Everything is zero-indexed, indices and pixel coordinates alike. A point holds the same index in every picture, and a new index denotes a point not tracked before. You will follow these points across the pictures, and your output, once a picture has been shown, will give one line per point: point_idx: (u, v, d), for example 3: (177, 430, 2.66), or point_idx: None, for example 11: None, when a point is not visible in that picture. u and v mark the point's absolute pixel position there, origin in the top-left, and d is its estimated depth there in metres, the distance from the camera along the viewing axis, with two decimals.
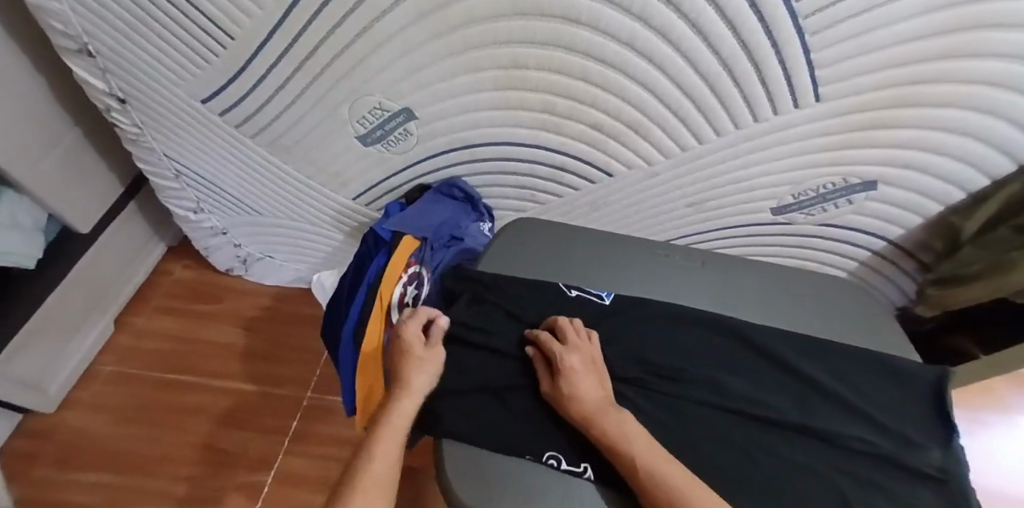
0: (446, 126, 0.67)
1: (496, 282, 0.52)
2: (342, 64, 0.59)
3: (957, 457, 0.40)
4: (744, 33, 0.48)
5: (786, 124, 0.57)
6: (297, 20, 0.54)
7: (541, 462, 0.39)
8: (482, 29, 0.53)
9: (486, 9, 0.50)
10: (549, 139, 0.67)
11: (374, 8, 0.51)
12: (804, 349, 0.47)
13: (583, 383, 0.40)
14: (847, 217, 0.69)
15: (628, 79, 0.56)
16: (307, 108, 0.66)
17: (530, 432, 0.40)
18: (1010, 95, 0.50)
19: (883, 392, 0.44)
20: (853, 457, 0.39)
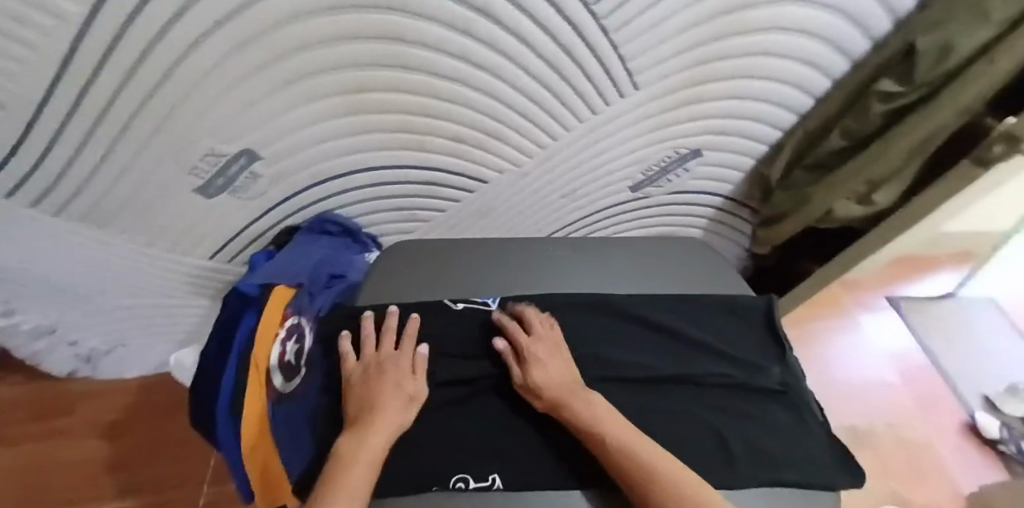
0: (299, 162, 0.61)
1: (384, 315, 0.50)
2: (144, 125, 0.47)
3: (786, 366, 0.51)
4: (559, 35, 0.53)
5: (617, 113, 0.65)
6: (64, 81, 0.40)
7: (450, 488, 0.39)
8: (314, 56, 0.48)
9: (304, 37, 0.45)
10: (414, 158, 0.66)
11: (167, 55, 0.41)
12: (671, 306, 0.53)
13: (551, 369, 0.43)
14: (689, 183, 0.79)
15: (471, 89, 0.57)
16: (111, 179, 0.52)
17: (434, 461, 0.40)
18: (775, 61, 0.62)
19: (731, 327, 0.52)
20: (718, 388, 0.47)
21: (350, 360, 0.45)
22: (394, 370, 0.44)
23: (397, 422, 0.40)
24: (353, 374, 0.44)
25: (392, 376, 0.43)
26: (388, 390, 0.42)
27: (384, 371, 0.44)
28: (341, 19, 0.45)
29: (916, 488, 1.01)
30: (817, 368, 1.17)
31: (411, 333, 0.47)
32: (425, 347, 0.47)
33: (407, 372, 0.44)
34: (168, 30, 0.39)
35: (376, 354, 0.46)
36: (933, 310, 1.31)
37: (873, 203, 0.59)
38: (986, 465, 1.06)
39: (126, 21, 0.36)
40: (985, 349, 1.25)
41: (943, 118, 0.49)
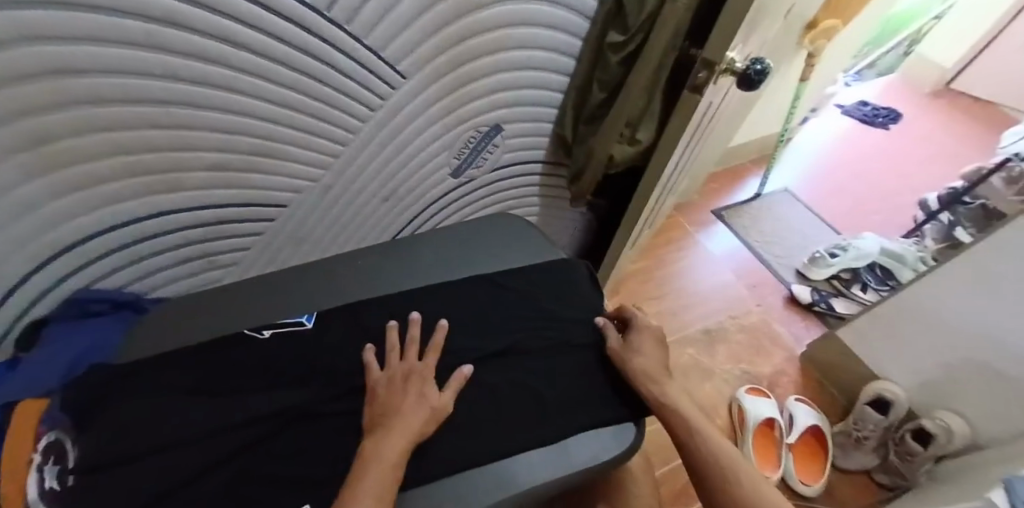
0: (12, 244, 0.44)
1: (180, 384, 0.46)
2: None
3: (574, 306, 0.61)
4: (288, 37, 0.48)
5: (399, 105, 0.62)
6: None
7: None
8: None
9: None
10: (175, 202, 0.55)
11: None
12: (462, 308, 0.58)
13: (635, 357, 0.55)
14: (506, 156, 0.80)
15: (211, 111, 0.49)
16: None
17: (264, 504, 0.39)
18: (522, 29, 0.64)
19: (523, 281, 0.62)
20: (526, 349, 0.54)
21: (374, 371, 0.48)
22: (419, 382, 0.47)
23: (419, 427, 0.43)
24: (383, 382, 0.47)
25: (417, 388, 0.46)
26: (410, 403, 0.45)
27: (408, 383, 0.47)
28: None
29: (762, 363, 1.20)
30: (674, 288, 1.31)
31: (437, 342, 0.51)
32: (466, 368, 0.49)
33: (428, 382, 0.47)
34: None
35: (400, 364, 0.48)
36: (750, 210, 1.54)
37: (640, 142, 0.65)
38: (805, 327, 1.29)
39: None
40: (791, 230, 1.51)
41: (656, 56, 0.54)
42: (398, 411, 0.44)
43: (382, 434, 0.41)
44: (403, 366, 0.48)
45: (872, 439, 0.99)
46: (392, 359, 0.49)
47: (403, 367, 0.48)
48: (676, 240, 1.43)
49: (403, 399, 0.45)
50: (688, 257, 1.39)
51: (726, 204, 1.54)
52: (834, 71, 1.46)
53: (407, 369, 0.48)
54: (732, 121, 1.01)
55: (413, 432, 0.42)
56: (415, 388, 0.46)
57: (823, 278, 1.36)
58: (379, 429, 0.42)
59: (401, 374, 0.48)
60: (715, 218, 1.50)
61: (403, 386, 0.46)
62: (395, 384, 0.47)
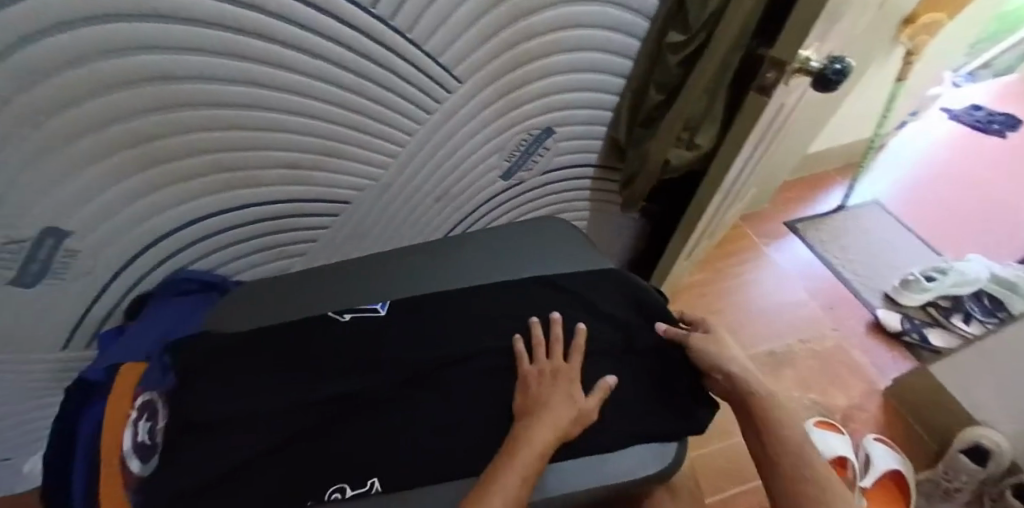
0: (114, 229, 0.54)
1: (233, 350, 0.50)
2: None
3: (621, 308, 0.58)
4: (355, 45, 0.51)
5: (454, 107, 0.64)
6: None
7: (327, 500, 0.40)
8: (78, 113, 0.42)
9: (68, 92, 0.40)
10: (251, 195, 0.60)
11: None
12: (509, 303, 0.56)
13: (709, 356, 0.53)
14: (556, 159, 0.80)
15: (285, 114, 0.53)
16: None
17: (305, 477, 0.41)
18: (580, 32, 0.63)
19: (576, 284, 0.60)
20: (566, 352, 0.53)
21: (525, 363, 0.49)
22: (567, 382, 0.48)
23: (565, 424, 0.45)
24: (535, 375, 0.48)
25: (565, 387, 0.47)
26: (558, 400, 0.46)
27: (557, 381, 0.48)
28: (106, 66, 0.40)
29: (835, 392, 1.09)
30: (735, 304, 1.23)
31: (580, 345, 0.51)
32: (611, 380, 0.49)
33: (575, 383, 0.49)
34: None
35: (548, 361, 0.49)
36: (829, 224, 1.41)
37: (699, 147, 0.62)
38: (892, 357, 1.15)
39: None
40: (878, 248, 1.36)
41: (717, 55, 0.52)
42: (547, 403, 0.45)
43: (530, 422, 0.43)
44: (552, 363, 0.49)
45: (966, 492, 0.87)
46: (540, 353, 0.50)
47: (551, 364, 0.49)
48: (741, 252, 1.34)
49: (551, 395, 0.46)
50: (755, 272, 1.30)
51: (801, 216, 1.43)
52: (937, 72, 1.30)
53: (555, 366, 0.49)
54: (809, 126, 0.93)
55: (560, 427, 0.44)
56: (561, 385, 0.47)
57: (916, 305, 1.20)
58: (529, 417, 0.44)
59: (547, 370, 0.48)
60: (788, 231, 1.39)
61: (553, 383, 0.47)
62: (544, 379, 0.48)
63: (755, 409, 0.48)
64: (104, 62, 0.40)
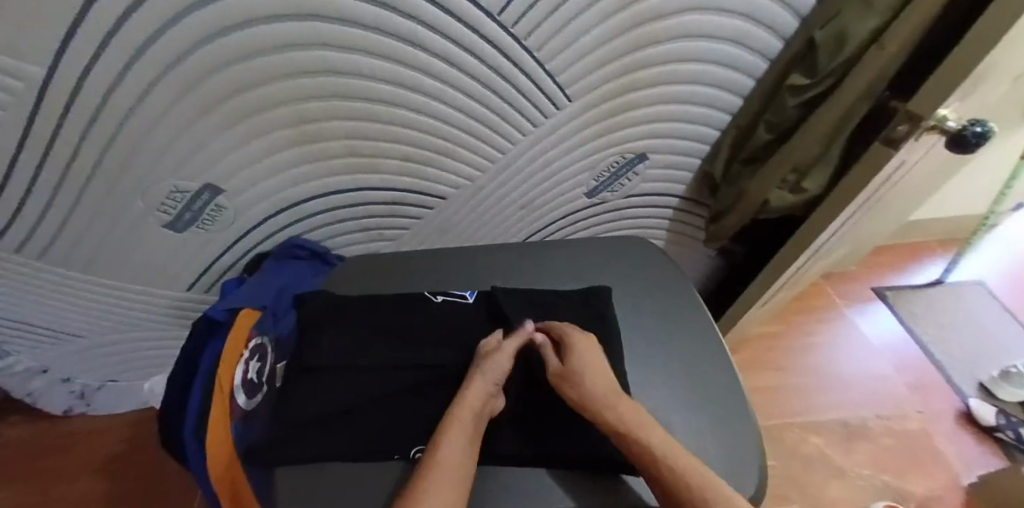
0: (256, 195, 0.62)
1: (335, 309, 0.55)
2: (115, 158, 0.49)
3: (702, 338, 0.57)
4: (488, 59, 0.56)
5: (560, 123, 0.68)
6: (44, 123, 0.43)
7: (411, 458, 0.44)
8: (259, 90, 0.50)
9: (255, 69, 0.47)
10: (368, 179, 0.67)
11: (137, 84, 0.43)
12: (594, 311, 0.57)
13: (618, 398, 0.45)
14: (643, 186, 0.82)
15: (415, 113, 0.59)
16: (91, 212, 0.54)
17: (394, 435, 0.45)
18: (697, 66, 0.65)
19: (657, 306, 0.60)
20: (642, 369, 0.54)
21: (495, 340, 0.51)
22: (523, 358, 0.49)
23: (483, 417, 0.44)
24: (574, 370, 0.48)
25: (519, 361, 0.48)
26: (479, 395, 0.44)
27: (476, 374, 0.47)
28: (290, 53, 0.47)
29: (909, 478, 0.99)
30: (801, 362, 1.17)
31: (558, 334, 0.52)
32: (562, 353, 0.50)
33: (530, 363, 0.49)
34: (131, 61, 0.41)
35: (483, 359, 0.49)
36: (920, 297, 1.31)
37: (804, 190, 0.62)
38: (983, 453, 1.04)
39: (84, 68, 0.39)
40: (978, 334, 1.24)
41: (848, 100, 0.52)
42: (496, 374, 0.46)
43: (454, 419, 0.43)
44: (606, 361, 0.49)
45: None
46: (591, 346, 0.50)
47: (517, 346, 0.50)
48: (814, 309, 1.28)
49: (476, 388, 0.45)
50: (827, 333, 1.23)
51: (890, 284, 1.34)
52: None
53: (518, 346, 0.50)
54: (918, 190, 0.88)
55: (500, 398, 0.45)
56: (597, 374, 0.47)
57: (1015, 400, 1.10)
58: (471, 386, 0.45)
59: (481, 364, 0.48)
60: (873, 296, 1.31)
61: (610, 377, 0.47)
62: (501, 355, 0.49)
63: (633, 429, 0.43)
64: (291, 49, 0.47)
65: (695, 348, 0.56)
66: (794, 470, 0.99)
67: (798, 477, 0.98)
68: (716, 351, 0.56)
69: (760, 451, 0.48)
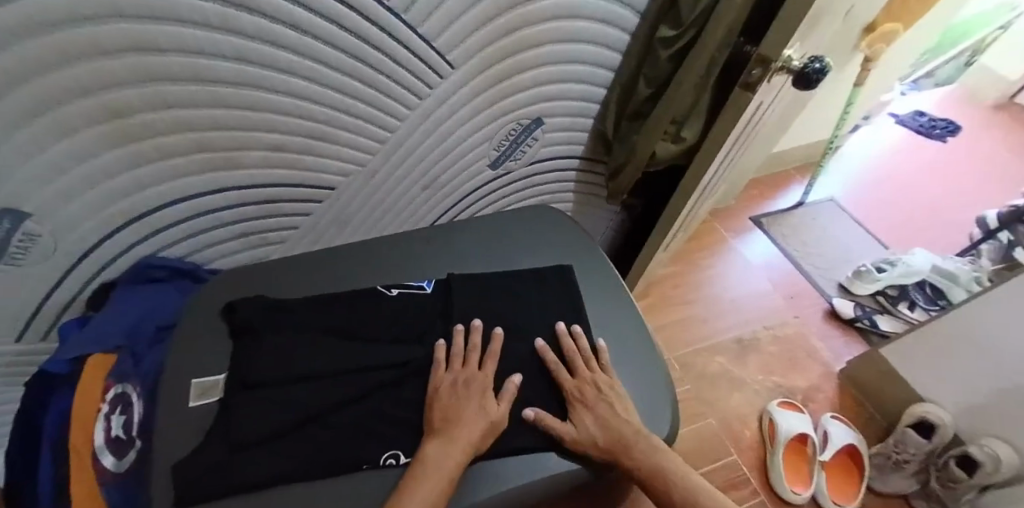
0: (82, 213, 0.51)
1: (215, 335, 0.48)
2: None
3: (614, 296, 0.59)
4: (348, 24, 0.50)
5: (446, 94, 0.64)
6: None
7: (382, 465, 0.40)
8: (51, 82, 0.39)
9: (38, 59, 0.37)
10: (230, 178, 0.58)
11: None
12: (517, 291, 0.54)
13: (604, 418, 0.45)
14: (543, 151, 0.80)
15: (271, 94, 0.51)
16: None
17: (339, 447, 0.40)
18: (574, 21, 0.63)
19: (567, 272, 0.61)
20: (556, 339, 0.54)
21: (441, 372, 0.45)
22: (480, 390, 0.44)
23: (474, 437, 0.41)
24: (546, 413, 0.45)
25: (477, 397, 0.44)
26: (467, 411, 0.42)
27: (468, 392, 0.44)
28: (79, 34, 0.37)
29: (796, 375, 1.16)
30: (704, 294, 1.28)
31: (496, 352, 0.47)
32: (517, 377, 0.47)
33: (488, 395, 0.45)
34: None
35: (462, 370, 0.46)
36: (789, 220, 1.49)
37: (684, 140, 0.65)
38: (846, 344, 1.24)
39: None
40: (835, 243, 1.45)
41: (710, 50, 0.54)
42: (457, 417, 0.42)
43: (435, 443, 0.40)
44: (582, 380, 0.48)
45: (914, 463, 0.93)
46: (562, 374, 0.48)
47: (466, 373, 0.45)
48: (708, 244, 1.40)
49: (463, 412, 0.42)
50: (722, 264, 1.36)
51: (765, 212, 1.50)
52: (890, 79, 1.39)
53: (469, 377, 0.45)
54: (780, 124, 0.97)
55: (470, 443, 0.41)
56: (580, 403, 0.46)
57: (868, 292, 1.30)
58: (435, 438, 0.40)
59: (456, 385, 0.44)
60: (753, 225, 1.46)
61: (595, 396, 0.47)
62: (455, 391, 0.44)
63: (622, 447, 0.44)
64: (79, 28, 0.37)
65: (607, 305, 0.57)
66: (706, 389, 1.10)
67: (711, 394, 1.09)
68: (627, 304, 0.59)
69: (670, 390, 0.52)
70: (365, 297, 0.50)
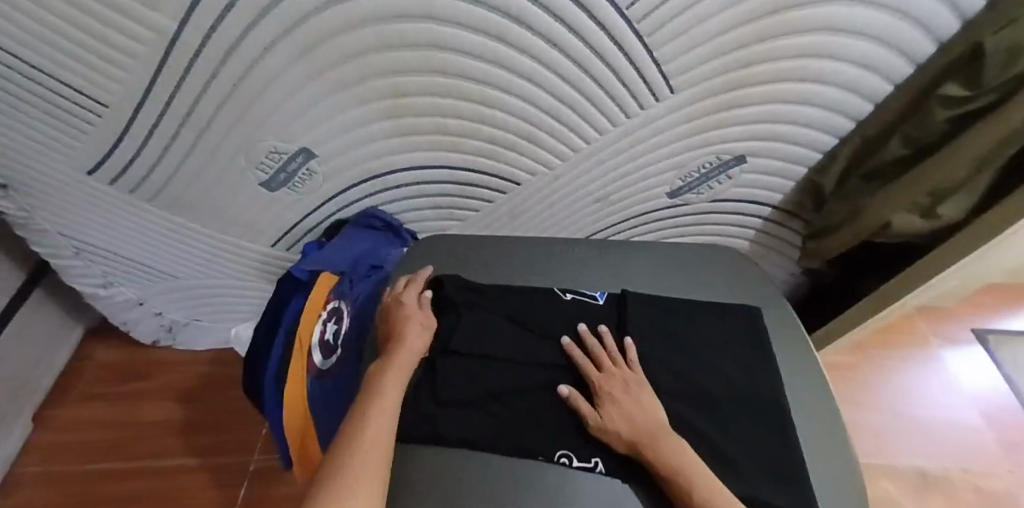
0: (345, 163, 0.64)
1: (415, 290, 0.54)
2: (226, 115, 0.53)
3: None
4: (593, 41, 0.52)
5: (655, 117, 0.63)
6: (174, 74, 0.47)
7: (555, 462, 0.39)
8: (364, 60, 0.50)
9: (363, 41, 0.48)
10: (451, 159, 0.66)
11: (256, 43, 0.45)
12: (699, 329, 0.49)
13: (631, 416, 0.39)
14: (732, 191, 0.75)
15: (507, 94, 0.57)
16: (202, 160, 0.59)
17: (516, 431, 0.40)
18: (821, 63, 0.58)
19: None
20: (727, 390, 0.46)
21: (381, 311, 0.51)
22: (407, 323, 0.47)
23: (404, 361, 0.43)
24: (578, 399, 0.41)
25: (403, 329, 0.47)
26: (398, 342, 0.45)
27: (398, 323, 0.47)
28: (391, 28, 0.47)
29: None
30: (886, 400, 1.07)
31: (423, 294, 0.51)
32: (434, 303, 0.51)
33: (411, 327, 0.47)
34: (254, 22, 0.43)
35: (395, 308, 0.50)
36: None
37: (937, 218, 0.55)
38: None
39: (211, 20, 0.42)
40: None
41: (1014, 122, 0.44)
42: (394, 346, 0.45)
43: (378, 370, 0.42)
44: (609, 373, 0.42)
45: None
46: (588, 368, 0.43)
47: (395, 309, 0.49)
48: (900, 341, 1.17)
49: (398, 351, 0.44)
50: (915, 371, 1.12)
51: (995, 327, 1.20)
52: None
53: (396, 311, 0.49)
54: None
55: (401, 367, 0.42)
56: (608, 397, 0.40)
57: None
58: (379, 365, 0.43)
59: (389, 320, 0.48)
60: (974, 337, 1.17)
61: (623, 392, 0.41)
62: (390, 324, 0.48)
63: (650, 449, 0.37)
64: (394, 22, 0.46)
65: None
66: None
67: None
68: None
69: None
70: (544, 295, 0.52)
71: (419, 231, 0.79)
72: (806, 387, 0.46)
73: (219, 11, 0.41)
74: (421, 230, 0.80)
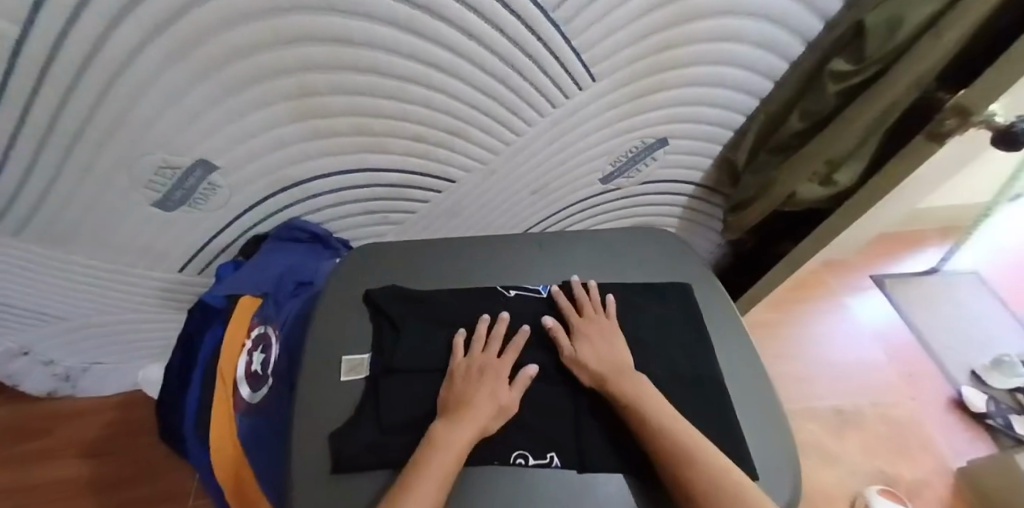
0: (255, 172, 0.58)
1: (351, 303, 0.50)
2: (99, 129, 0.46)
3: None
4: (511, 31, 0.51)
5: (581, 105, 0.63)
6: (20, 87, 0.40)
7: (510, 464, 0.38)
8: (261, 58, 0.45)
9: (257, 36, 0.43)
10: (375, 160, 0.62)
11: (124, 46, 0.39)
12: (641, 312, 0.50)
13: (600, 352, 0.43)
14: (658, 172, 0.78)
15: (428, 88, 0.55)
16: (76, 183, 0.51)
17: None
18: (728, 46, 0.61)
19: None
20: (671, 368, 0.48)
21: (458, 355, 0.44)
22: (494, 377, 0.41)
23: (481, 420, 0.38)
24: (559, 331, 0.46)
25: (491, 382, 0.41)
26: (479, 397, 0.39)
27: (483, 376, 0.41)
28: (289, 22, 0.43)
29: (902, 464, 1.01)
30: (809, 352, 1.18)
31: (519, 345, 0.45)
32: (526, 327, 0.46)
33: (502, 381, 0.41)
34: (116, 22, 0.37)
35: (480, 354, 0.43)
36: (920, 286, 1.32)
37: (835, 183, 0.60)
38: (970, 439, 1.06)
39: (61, 23, 0.35)
40: (970, 321, 1.26)
41: (897, 90, 0.49)
42: (467, 401, 0.39)
43: (440, 431, 0.37)
44: (586, 318, 0.47)
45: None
46: (570, 312, 0.48)
47: (483, 358, 0.43)
48: (813, 294, 1.29)
49: (468, 408, 0.38)
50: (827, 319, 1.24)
51: (889, 271, 1.35)
52: None
53: (485, 361, 0.42)
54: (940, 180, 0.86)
55: (475, 427, 0.37)
56: (582, 333, 0.45)
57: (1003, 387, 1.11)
58: (444, 422, 0.38)
59: (471, 368, 0.42)
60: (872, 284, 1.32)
61: (598, 333, 0.45)
62: (471, 375, 0.42)
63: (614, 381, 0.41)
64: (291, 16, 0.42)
65: None
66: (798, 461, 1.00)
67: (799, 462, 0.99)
68: None
69: None
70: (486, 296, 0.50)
71: (349, 238, 0.75)
72: (738, 353, 0.49)
73: (67, 11, 0.35)
74: (352, 237, 0.75)
